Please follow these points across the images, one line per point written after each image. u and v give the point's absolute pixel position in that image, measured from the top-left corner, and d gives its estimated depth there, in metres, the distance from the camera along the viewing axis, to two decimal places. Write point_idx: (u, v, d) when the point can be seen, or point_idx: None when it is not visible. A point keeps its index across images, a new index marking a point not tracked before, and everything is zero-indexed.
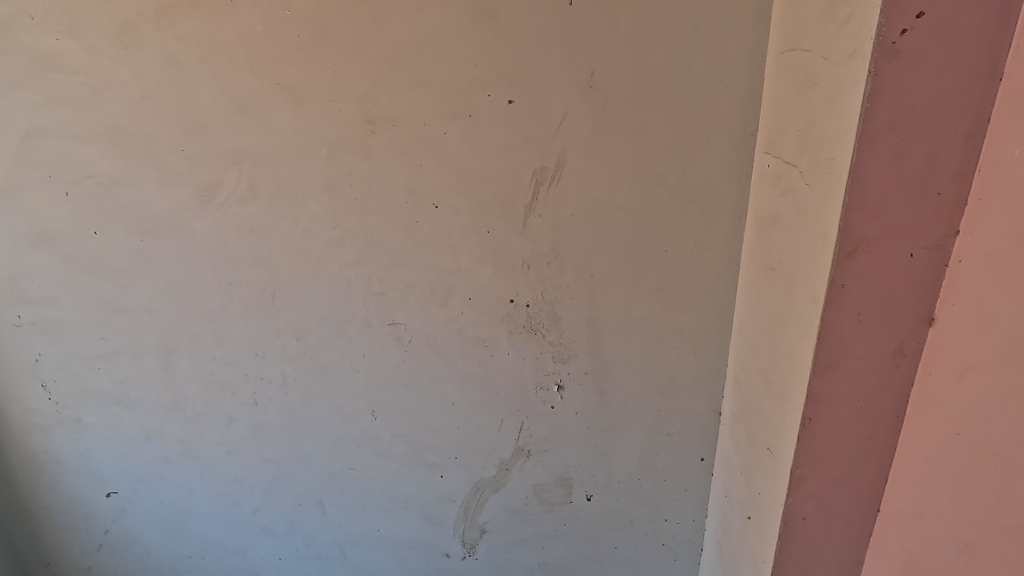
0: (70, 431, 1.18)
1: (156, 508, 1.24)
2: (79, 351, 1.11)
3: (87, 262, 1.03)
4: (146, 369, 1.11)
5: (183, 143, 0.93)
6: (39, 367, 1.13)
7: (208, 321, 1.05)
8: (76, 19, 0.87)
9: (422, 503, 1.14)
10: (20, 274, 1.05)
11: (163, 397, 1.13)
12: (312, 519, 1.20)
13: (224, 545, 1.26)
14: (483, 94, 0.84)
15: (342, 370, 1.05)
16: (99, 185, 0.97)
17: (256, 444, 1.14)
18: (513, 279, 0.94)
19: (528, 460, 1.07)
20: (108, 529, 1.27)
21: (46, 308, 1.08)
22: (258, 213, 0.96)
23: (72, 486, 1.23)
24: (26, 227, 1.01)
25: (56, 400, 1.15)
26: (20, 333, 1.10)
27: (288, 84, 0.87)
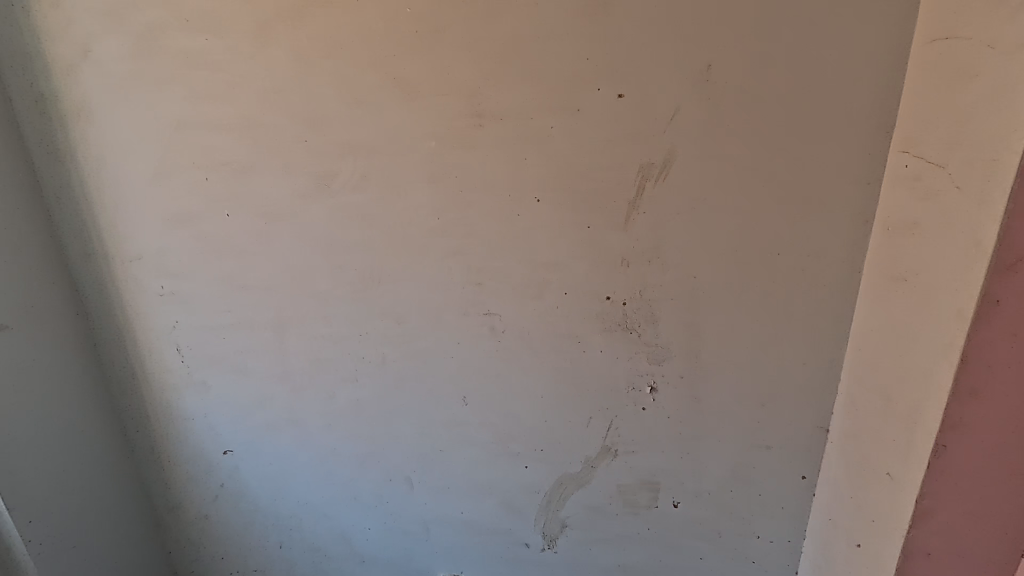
0: (197, 393, 1.32)
1: (263, 469, 1.35)
2: (207, 321, 1.23)
3: (219, 241, 1.14)
4: (261, 341, 1.21)
5: (307, 132, 1.00)
6: (175, 333, 1.27)
7: (318, 301, 1.13)
8: (221, 20, 0.96)
9: (505, 491, 1.16)
10: (164, 249, 1.18)
11: (275, 368, 1.23)
12: (400, 495, 1.25)
13: (320, 509, 1.35)
14: (593, 87, 0.84)
15: (437, 355, 1.09)
16: (232, 172, 1.07)
17: (353, 419, 1.21)
18: (611, 276, 0.93)
19: (615, 459, 1.06)
20: (222, 483, 1.41)
21: (183, 281, 1.21)
22: (368, 202, 1.01)
23: (197, 441, 1.38)
24: (171, 208, 1.14)
25: (187, 364, 1.29)
26: (162, 302, 1.24)
27: (402, 78, 0.91)
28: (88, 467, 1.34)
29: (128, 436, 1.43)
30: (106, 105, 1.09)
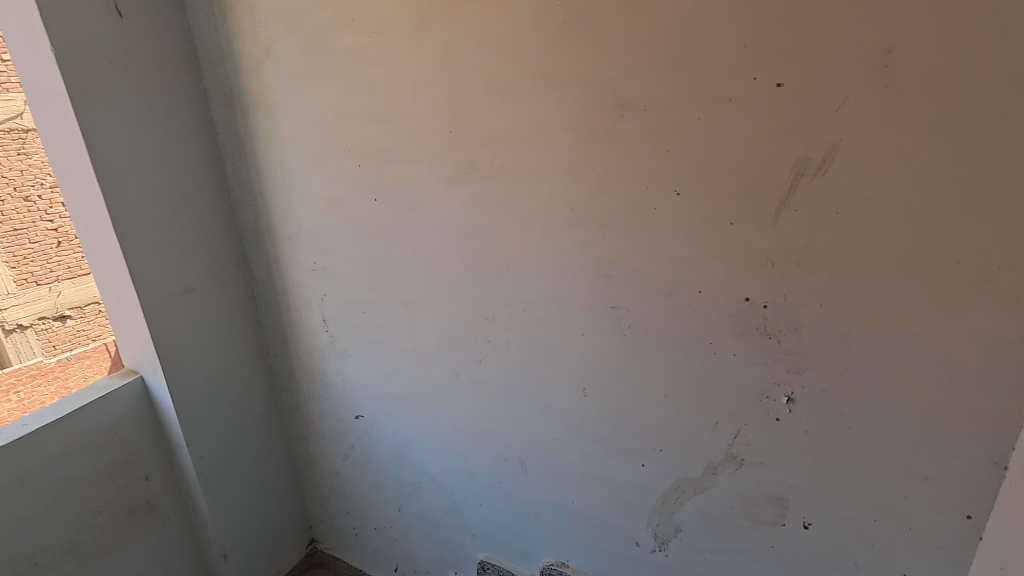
0: (337, 360, 1.46)
1: (389, 436, 1.46)
2: (351, 296, 1.35)
3: (366, 223, 1.24)
4: (396, 318, 1.30)
5: (452, 124, 1.05)
6: (324, 305, 1.41)
7: (450, 284, 1.19)
8: (383, 18, 1.04)
9: (618, 487, 1.16)
10: (319, 229, 1.32)
11: (406, 345, 1.32)
12: (513, 477, 1.30)
13: (437, 481, 1.44)
14: (749, 76, 0.79)
15: (559, 345, 1.10)
16: (382, 159, 1.16)
17: (474, 399, 1.27)
18: (752, 277, 0.88)
19: (740, 469, 1.01)
20: (355, 444, 1.55)
21: (332, 259, 1.33)
22: (504, 191, 1.04)
23: (332, 402, 1.54)
24: (328, 192, 1.26)
25: (332, 333, 1.43)
26: (315, 276, 1.39)
27: (546, 70, 0.93)
28: (244, 415, 1.56)
29: (276, 393, 1.64)
30: (280, 99, 1.23)
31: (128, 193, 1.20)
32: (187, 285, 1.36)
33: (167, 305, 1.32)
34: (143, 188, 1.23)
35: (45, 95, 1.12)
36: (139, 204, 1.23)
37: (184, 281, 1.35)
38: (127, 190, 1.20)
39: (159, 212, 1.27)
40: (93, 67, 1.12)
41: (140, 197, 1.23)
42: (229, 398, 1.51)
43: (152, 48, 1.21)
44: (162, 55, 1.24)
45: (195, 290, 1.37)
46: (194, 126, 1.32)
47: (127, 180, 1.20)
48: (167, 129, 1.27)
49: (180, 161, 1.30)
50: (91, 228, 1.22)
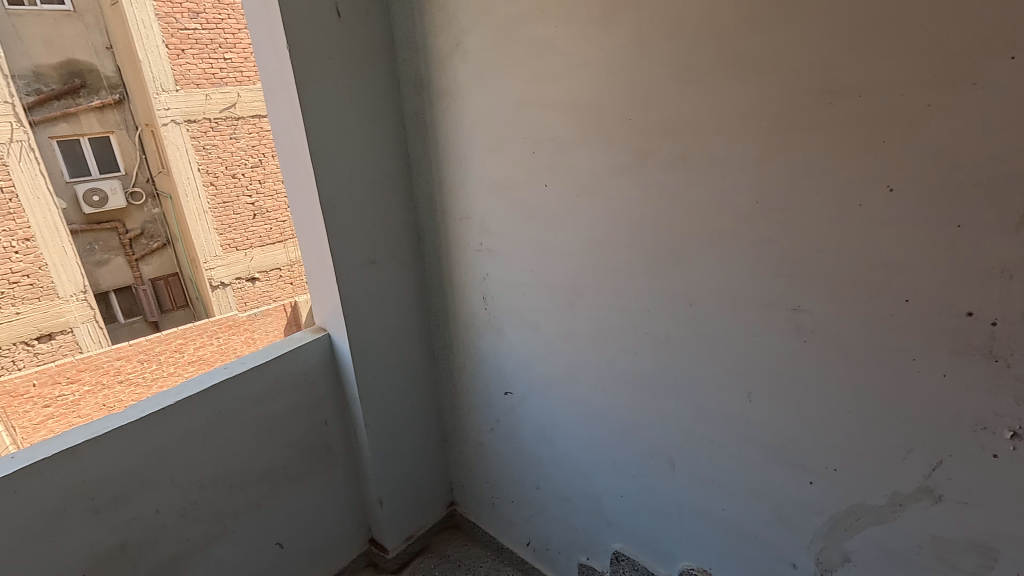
0: (493, 338, 1.55)
1: (536, 415, 1.52)
2: (513, 277, 1.42)
3: (534, 208, 1.29)
4: (555, 302, 1.34)
5: (633, 112, 1.04)
6: (486, 284, 1.50)
7: (613, 273, 1.19)
8: (572, 7, 1.06)
9: (779, 501, 1.09)
10: (490, 211, 1.40)
11: (562, 329, 1.35)
12: (660, 473, 1.28)
13: (579, 465, 1.46)
14: (1005, 55, 0.67)
15: (726, 344, 1.06)
16: (557, 146, 1.19)
17: (627, 389, 1.27)
18: (979, 289, 0.77)
19: (936, 507, 0.89)
20: (502, 418, 1.64)
21: (499, 240, 1.41)
22: (682, 181, 1.01)
23: (483, 377, 1.65)
24: (501, 177, 1.33)
25: (491, 311, 1.52)
26: (481, 256, 1.48)
27: (744, 54, 0.88)
28: (406, 378, 1.71)
29: (434, 362, 1.79)
30: (466, 89, 1.32)
31: (334, 173, 1.37)
32: (371, 257, 1.51)
33: (356, 274, 1.48)
34: (345, 169, 1.40)
35: (279, 86, 1.31)
36: (341, 183, 1.39)
37: (369, 253, 1.50)
38: (333, 170, 1.37)
39: (355, 190, 1.43)
40: (317, 62, 1.28)
41: (343, 177, 1.39)
42: (396, 361, 1.66)
43: (361, 44, 1.36)
44: (368, 49, 1.38)
45: (377, 262, 1.53)
46: (387, 114, 1.47)
47: (335, 161, 1.37)
48: (367, 116, 1.42)
49: (375, 145, 1.45)
50: (303, 201, 1.42)
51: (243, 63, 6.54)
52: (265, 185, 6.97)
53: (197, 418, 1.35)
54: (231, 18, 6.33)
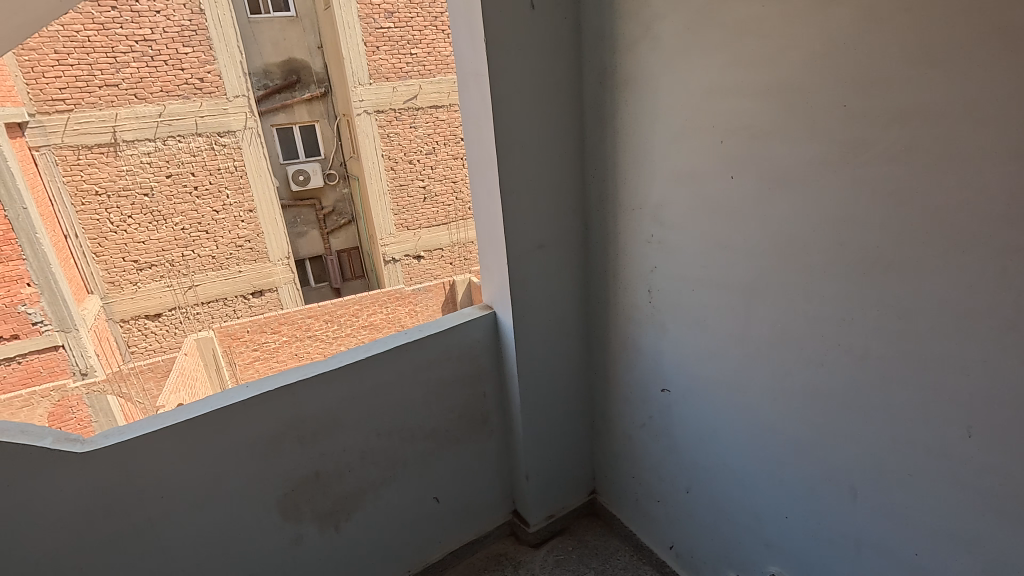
0: (655, 332, 1.52)
1: (694, 417, 1.47)
2: (683, 272, 1.37)
3: (716, 201, 1.23)
4: (729, 301, 1.27)
5: (847, 98, 0.92)
6: (653, 276, 1.47)
7: (804, 275, 1.09)
8: None
9: (995, 561, 0.92)
10: (664, 203, 1.37)
11: (735, 330, 1.28)
12: (836, 500, 1.15)
13: (738, 475, 1.39)
14: None
15: (944, 368, 0.91)
16: (750, 135, 1.11)
17: (805, 403, 1.16)
18: None
19: None
20: (656, 415, 1.61)
21: (671, 232, 1.37)
22: (908, 176, 0.87)
23: (640, 371, 1.62)
24: (681, 167, 1.29)
25: (655, 305, 1.49)
26: (650, 248, 1.45)
27: (1014, 24, 0.72)
28: (562, 362, 1.75)
29: (589, 350, 1.80)
30: (652, 76, 1.29)
31: (514, 160, 1.43)
32: (540, 242, 1.56)
33: (525, 257, 1.54)
34: (524, 156, 1.45)
35: (473, 77, 1.41)
36: (519, 170, 1.45)
37: (538, 238, 1.55)
38: (513, 157, 1.43)
39: (532, 177, 1.48)
40: (509, 53, 1.34)
41: (521, 164, 1.45)
42: (554, 345, 1.71)
43: (550, 34, 1.40)
44: (556, 39, 1.41)
45: (545, 247, 1.58)
46: (568, 102, 1.49)
47: (516, 148, 1.43)
48: (549, 105, 1.46)
49: (553, 134, 1.49)
50: (484, 186, 1.51)
51: (426, 57, 7.05)
52: (436, 171, 7.54)
53: (380, 375, 1.52)
54: (419, 16, 6.85)
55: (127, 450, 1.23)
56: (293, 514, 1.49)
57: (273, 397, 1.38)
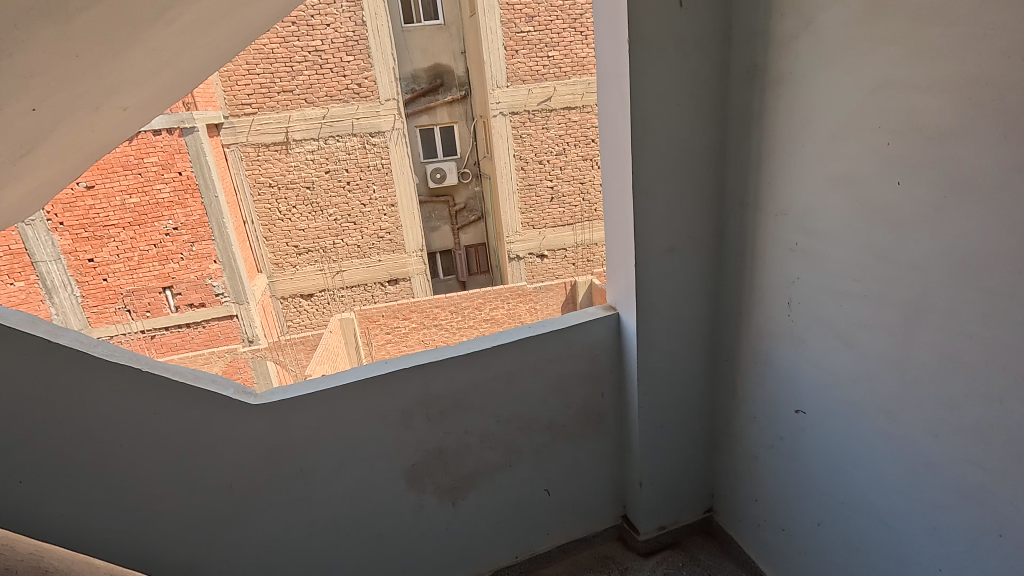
0: (792, 348, 1.42)
1: (832, 444, 1.35)
2: (830, 285, 1.27)
3: (876, 208, 1.12)
4: (884, 320, 1.15)
5: None
6: (793, 287, 1.37)
7: (982, 297, 0.95)
8: None
9: None
10: (813, 209, 1.27)
11: (889, 353, 1.15)
12: (1008, 560, 1.00)
13: (881, 514, 1.25)
14: None
15: None
16: (924, 137, 0.99)
17: (974, 443, 1.02)
18: None
19: None
20: (787, 437, 1.50)
21: (819, 241, 1.27)
22: None
23: (772, 387, 1.52)
24: (837, 171, 1.19)
25: (794, 318, 1.39)
26: (793, 257, 1.36)
27: None
28: (685, 371, 1.69)
29: (716, 361, 1.72)
30: (808, 72, 1.20)
31: (649, 160, 1.42)
32: (671, 245, 1.52)
33: (654, 259, 1.51)
34: (660, 156, 1.43)
35: (613, 77, 1.41)
36: (654, 170, 1.43)
37: (669, 241, 1.52)
38: (649, 157, 1.41)
39: (667, 178, 1.45)
40: (652, 52, 1.33)
41: (656, 165, 1.43)
42: (679, 352, 1.66)
43: (697, 32, 1.36)
44: (703, 36, 1.37)
45: (676, 250, 1.53)
46: (711, 102, 1.43)
47: (652, 148, 1.41)
48: (690, 105, 1.42)
49: (693, 134, 1.44)
50: (616, 186, 1.51)
51: (562, 59, 7.12)
52: (565, 171, 7.61)
53: (503, 364, 1.59)
54: (559, 18, 6.96)
55: (288, 406, 1.43)
56: (417, 484, 1.61)
57: (408, 374, 1.51)
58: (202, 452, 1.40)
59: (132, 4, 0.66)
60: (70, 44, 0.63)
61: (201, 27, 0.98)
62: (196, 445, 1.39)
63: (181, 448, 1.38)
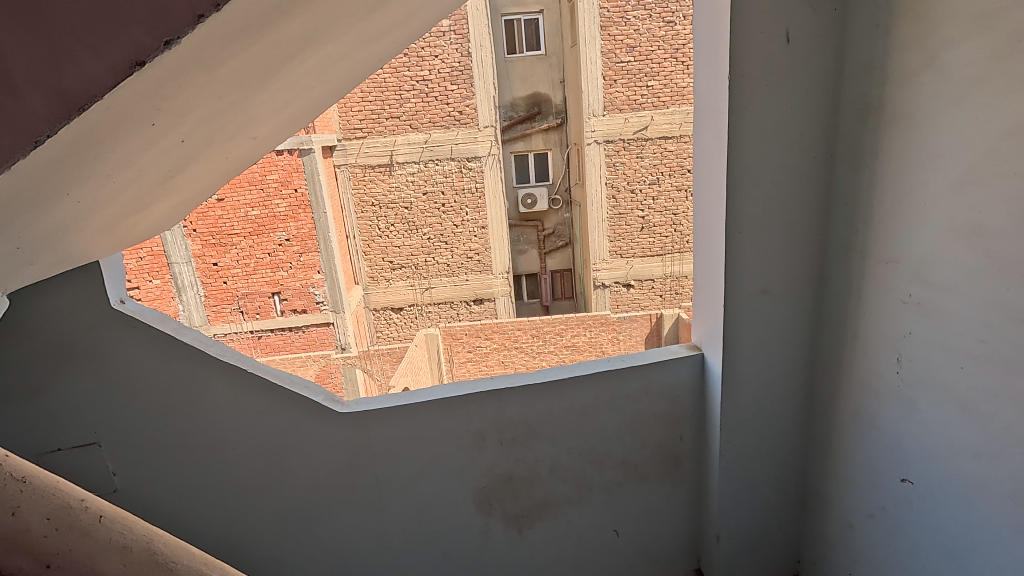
0: (900, 409, 1.29)
1: (944, 522, 1.20)
2: (947, 343, 1.14)
3: (1008, 264, 1.00)
4: (1013, 389, 1.02)
5: None
6: (903, 343, 1.26)
7: None
8: None
9: None
10: (931, 259, 1.16)
11: (1019, 426, 1.02)
12: None
13: None
14: None
15: None
16: None
17: None
18: None
19: None
20: (888, 507, 1.36)
21: (937, 295, 1.16)
22: None
23: (874, 450, 1.38)
24: (961, 220, 1.08)
25: (903, 377, 1.27)
26: (904, 310, 1.24)
27: None
28: (774, 422, 1.58)
29: (810, 415, 1.59)
30: (929, 112, 1.11)
31: (745, 198, 1.37)
32: (765, 287, 1.44)
33: (744, 301, 1.44)
34: (757, 195, 1.37)
35: (711, 112, 1.39)
36: (749, 208, 1.38)
37: (763, 283, 1.44)
38: (744, 195, 1.36)
39: (763, 217, 1.39)
40: (753, 88, 1.30)
41: (752, 203, 1.37)
42: (768, 401, 1.55)
43: (804, 69, 1.31)
44: (811, 72, 1.31)
45: (770, 293, 1.45)
46: (816, 139, 1.36)
47: (748, 186, 1.36)
48: (792, 143, 1.35)
49: (795, 174, 1.38)
50: (708, 224, 1.47)
51: (662, 89, 7.05)
52: (657, 201, 7.47)
53: (578, 396, 1.58)
54: (660, 48, 6.94)
55: (370, 417, 1.50)
56: (484, 507, 1.62)
57: (484, 397, 1.54)
58: (291, 452, 1.50)
59: (269, 53, 0.75)
60: (218, 87, 0.73)
61: (324, 66, 1.08)
62: (287, 444, 1.50)
63: (275, 446, 1.50)
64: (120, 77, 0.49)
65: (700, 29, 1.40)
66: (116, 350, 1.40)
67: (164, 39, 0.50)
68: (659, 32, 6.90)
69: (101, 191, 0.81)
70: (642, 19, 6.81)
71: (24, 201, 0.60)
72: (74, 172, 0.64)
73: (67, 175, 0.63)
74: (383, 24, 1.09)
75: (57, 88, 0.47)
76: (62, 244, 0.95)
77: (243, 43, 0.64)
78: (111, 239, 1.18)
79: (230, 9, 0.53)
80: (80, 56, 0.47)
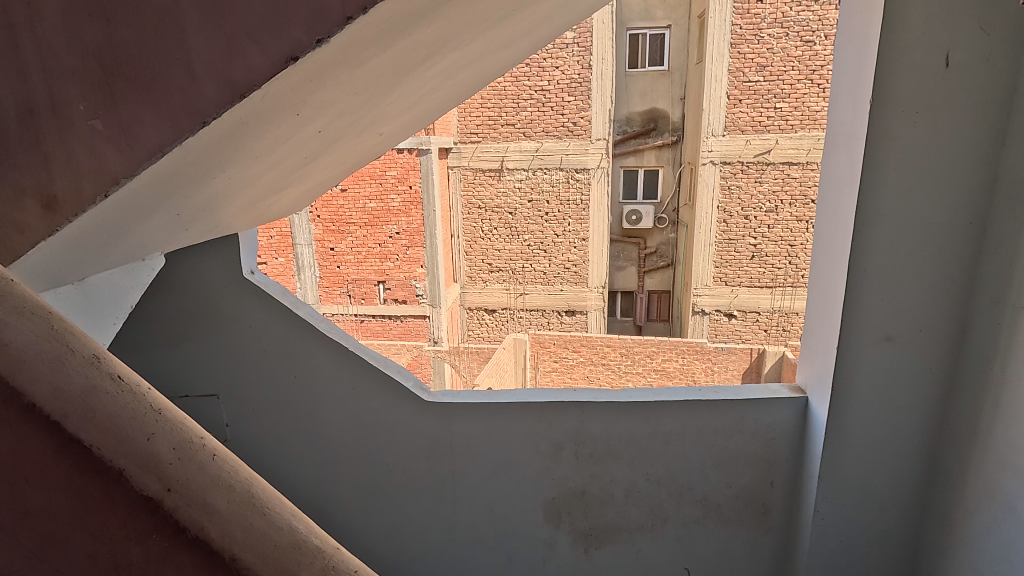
0: None
1: None
2: None
3: None
4: None
5: None
6: None
7: None
8: None
9: None
10: None
11: None
12: None
13: None
14: None
15: None
16: None
17: None
18: None
19: None
20: None
21: None
22: None
23: (1008, 539, 1.18)
24: None
25: None
26: None
27: None
28: (884, 485, 1.41)
29: (930, 486, 1.40)
30: None
31: (875, 234, 1.25)
32: (889, 334, 1.30)
33: (862, 345, 1.31)
34: (891, 231, 1.24)
35: (845, 138, 1.29)
36: (880, 246, 1.25)
37: (888, 329, 1.30)
38: (876, 230, 1.24)
39: (896, 258, 1.26)
40: (898, 115, 1.18)
41: (884, 239, 1.25)
42: (878, 462, 1.39)
43: (963, 98, 1.17)
44: (972, 99, 1.17)
45: (895, 340, 1.31)
46: (972, 174, 1.20)
47: (882, 221, 1.24)
48: (942, 178, 1.21)
49: (941, 211, 1.23)
50: (829, 256, 1.35)
51: (791, 112, 6.63)
52: (772, 230, 7.04)
53: (664, 422, 1.52)
54: (794, 69, 6.53)
55: (453, 409, 1.55)
56: (553, 518, 1.61)
57: (565, 407, 1.53)
58: (377, 431, 1.59)
59: (400, 56, 0.80)
60: (355, 85, 0.79)
61: (449, 71, 1.13)
62: (374, 423, 1.58)
63: (364, 424, 1.59)
64: (277, 70, 0.55)
65: (841, 48, 1.31)
66: (243, 314, 1.57)
67: (318, 38, 0.55)
68: (794, 52, 6.48)
69: (246, 171, 0.90)
70: (777, 38, 6.44)
71: (187, 174, 0.69)
72: (229, 153, 0.72)
73: (223, 154, 0.72)
74: (509, 33, 1.12)
75: (227, 79, 0.55)
76: (211, 216, 1.08)
77: (382, 46, 0.69)
78: (250, 215, 1.32)
79: (377, 12, 0.57)
80: (249, 52, 0.54)
